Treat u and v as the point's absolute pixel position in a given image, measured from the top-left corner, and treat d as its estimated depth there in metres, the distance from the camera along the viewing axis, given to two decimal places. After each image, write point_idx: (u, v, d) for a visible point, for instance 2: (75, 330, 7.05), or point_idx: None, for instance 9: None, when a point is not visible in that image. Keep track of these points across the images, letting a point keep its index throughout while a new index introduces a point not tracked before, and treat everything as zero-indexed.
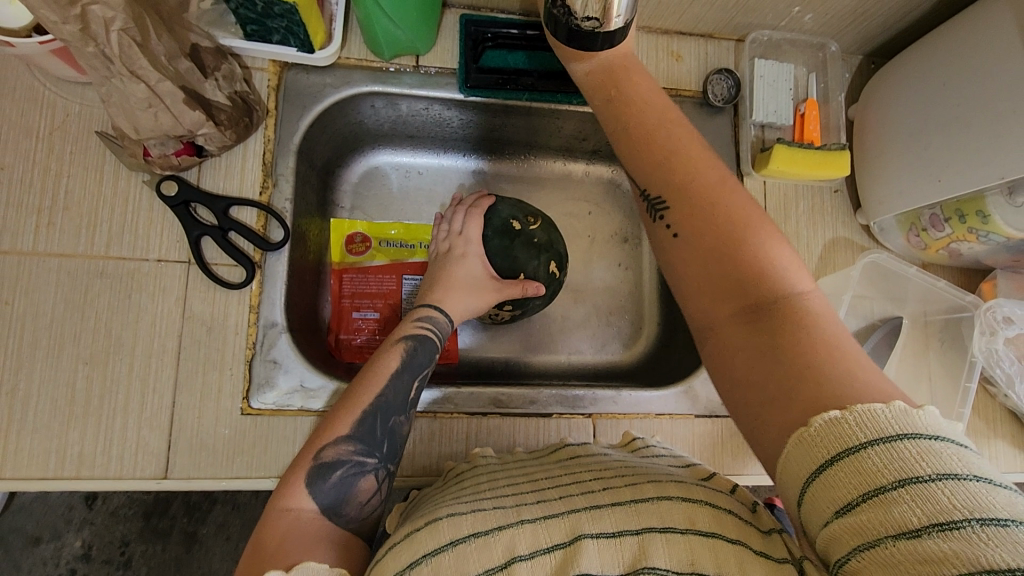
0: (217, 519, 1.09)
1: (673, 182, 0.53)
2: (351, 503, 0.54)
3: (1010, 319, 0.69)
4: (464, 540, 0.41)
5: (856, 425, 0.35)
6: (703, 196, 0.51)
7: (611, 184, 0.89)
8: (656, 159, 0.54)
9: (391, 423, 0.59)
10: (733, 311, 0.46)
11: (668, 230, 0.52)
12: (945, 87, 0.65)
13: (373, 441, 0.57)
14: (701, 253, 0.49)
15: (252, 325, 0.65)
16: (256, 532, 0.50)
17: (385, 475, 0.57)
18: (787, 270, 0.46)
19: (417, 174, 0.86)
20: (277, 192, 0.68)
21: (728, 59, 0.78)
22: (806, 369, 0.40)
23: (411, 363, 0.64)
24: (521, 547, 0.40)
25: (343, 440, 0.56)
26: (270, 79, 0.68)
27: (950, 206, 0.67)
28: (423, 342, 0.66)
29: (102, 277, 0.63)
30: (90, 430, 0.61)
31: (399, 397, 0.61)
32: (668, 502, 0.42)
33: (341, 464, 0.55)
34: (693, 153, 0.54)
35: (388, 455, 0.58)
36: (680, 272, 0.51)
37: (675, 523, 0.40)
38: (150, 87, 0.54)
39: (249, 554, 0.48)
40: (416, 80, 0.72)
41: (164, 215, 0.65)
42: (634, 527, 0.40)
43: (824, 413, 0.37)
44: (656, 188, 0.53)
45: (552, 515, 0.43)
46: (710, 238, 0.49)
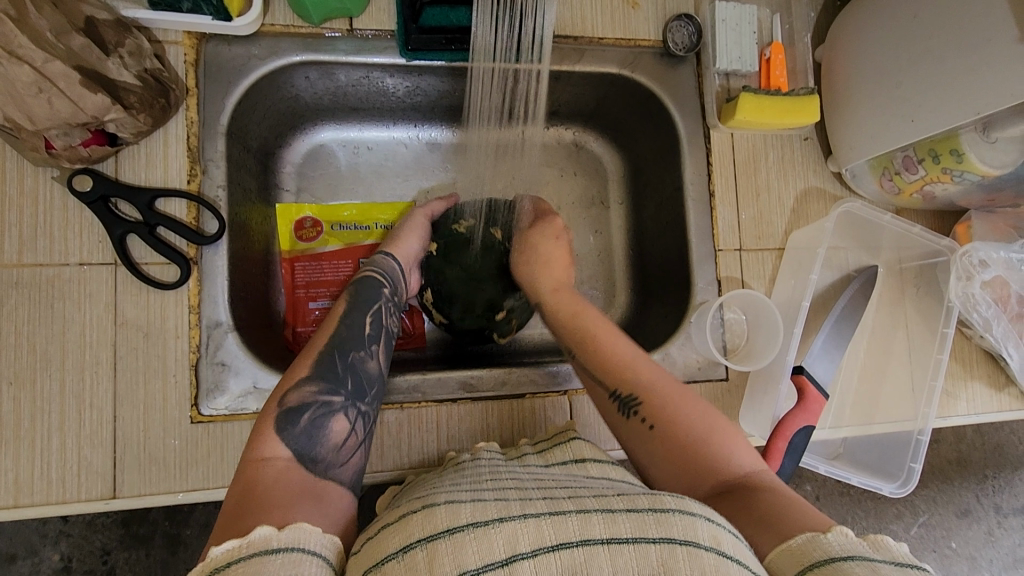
0: (200, 518, 0.96)
1: (641, 385, 0.58)
2: (325, 445, 0.52)
3: (985, 263, 0.69)
4: (462, 529, 0.37)
5: (829, 545, 0.39)
6: (669, 405, 0.56)
7: (575, 145, 0.84)
8: (618, 364, 0.59)
9: (350, 359, 0.58)
10: (708, 477, 0.51)
11: (641, 422, 0.56)
12: (915, 19, 0.61)
13: (334, 376, 0.56)
14: (672, 459, 0.53)
15: (193, 326, 0.60)
16: (228, 499, 0.45)
17: (357, 414, 0.55)
18: (740, 460, 0.52)
19: (367, 150, 0.80)
20: (208, 179, 0.62)
21: (688, 4, 0.73)
22: (776, 516, 0.45)
23: (358, 300, 0.63)
24: (523, 543, 0.36)
25: (306, 383, 0.54)
26: (186, 54, 0.62)
27: (924, 146, 0.64)
28: (366, 278, 0.65)
29: (19, 287, 0.57)
30: (24, 453, 0.56)
31: (354, 332, 0.60)
32: (692, 518, 0.38)
33: (307, 407, 0.53)
34: (658, 378, 0.58)
35: (355, 393, 0.56)
36: (656, 472, 0.54)
37: (699, 538, 0.37)
38: (36, 69, 0.49)
39: (231, 504, 0.44)
40: (351, 45, 0.66)
41: (81, 214, 0.59)
42: (653, 534, 0.37)
43: (797, 534, 0.42)
44: (627, 388, 0.58)
45: (560, 511, 0.38)
46: (682, 441, 0.54)
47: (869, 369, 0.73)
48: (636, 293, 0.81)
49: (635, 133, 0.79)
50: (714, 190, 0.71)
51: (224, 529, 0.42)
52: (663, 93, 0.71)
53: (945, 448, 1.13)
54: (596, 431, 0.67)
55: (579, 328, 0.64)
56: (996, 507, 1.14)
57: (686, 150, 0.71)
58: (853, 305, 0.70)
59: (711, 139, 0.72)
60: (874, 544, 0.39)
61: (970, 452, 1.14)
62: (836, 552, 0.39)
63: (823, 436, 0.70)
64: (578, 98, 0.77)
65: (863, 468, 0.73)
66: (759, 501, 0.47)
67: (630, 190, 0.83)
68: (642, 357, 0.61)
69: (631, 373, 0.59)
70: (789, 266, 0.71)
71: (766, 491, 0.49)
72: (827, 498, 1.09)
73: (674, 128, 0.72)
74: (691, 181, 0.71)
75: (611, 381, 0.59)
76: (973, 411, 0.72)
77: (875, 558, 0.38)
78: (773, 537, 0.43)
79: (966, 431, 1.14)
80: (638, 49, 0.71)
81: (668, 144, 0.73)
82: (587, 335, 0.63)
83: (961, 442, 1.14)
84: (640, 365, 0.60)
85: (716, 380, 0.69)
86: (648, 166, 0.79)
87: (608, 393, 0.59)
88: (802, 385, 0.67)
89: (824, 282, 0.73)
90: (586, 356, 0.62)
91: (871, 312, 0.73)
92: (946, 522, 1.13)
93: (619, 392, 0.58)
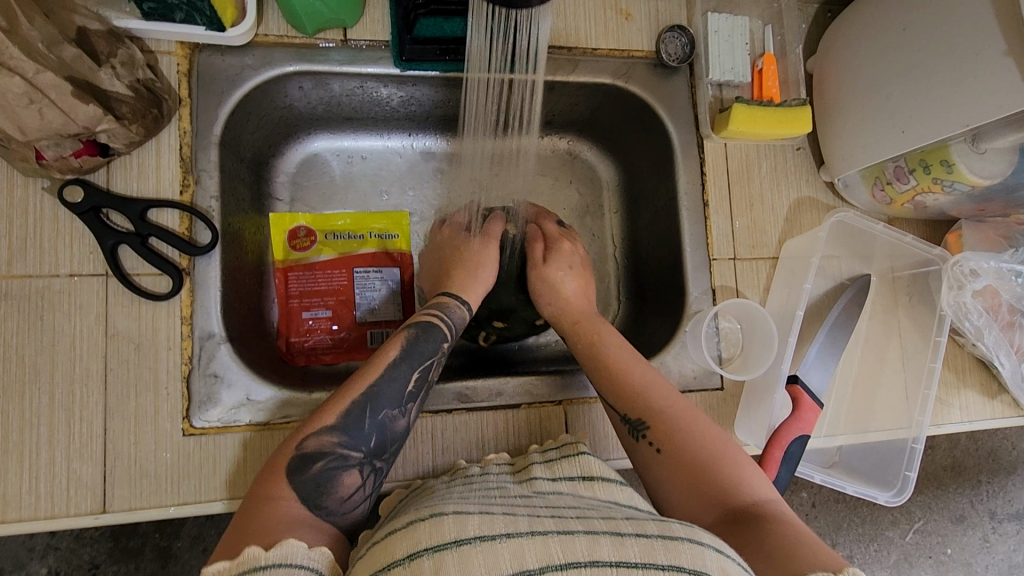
0: (192, 531, 0.95)
1: (652, 408, 0.58)
2: (330, 495, 0.51)
3: (976, 272, 0.70)
4: (469, 541, 0.37)
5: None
6: (680, 430, 0.57)
7: (570, 154, 0.84)
8: (629, 389, 0.60)
9: (381, 416, 0.55)
10: (715, 501, 0.52)
11: (650, 445, 0.57)
12: (904, 32, 0.62)
13: (360, 433, 0.54)
14: (682, 480, 0.54)
15: (186, 338, 0.60)
16: (233, 524, 0.47)
17: (370, 472, 0.54)
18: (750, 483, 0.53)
19: (360, 159, 0.80)
20: (202, 189, 0.62)
21: (681, 15, 0.73)
22: (781, 548, 0.45)
23: (413, 351, 0.59)
24: (529, 559, 0.36)
25: (327, 431, 0.53)
26: (179, 64, 0.62)
27: (915, 157, 0.65)
28: (428, 330, 0.61)
29: (8, 299, 0.57)
30: (13, 467, 0.55)
31: (394, 388, 0.56)
32: (700, 547, 0.38)
33: (321, 455, 0.51)
34: (669, 400, 0.59)
35: (374, 451, 0.54)
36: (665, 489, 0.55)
37: (706, 568, 0.36)
38: (28, 80, 0.48)
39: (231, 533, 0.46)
40: (345, 56, 0.66)
41: (73, 225, 0.59)
42: (662, 560, 0.36)
43: (807, 571, 0.42)
44: (637, 412, 0.58)
45: (567, 531, 0.39)
46: (690, 465, 0.54)
47: (863, 377, 0.74)
48: (630, 302, 0.81)
49: (629, 143, 0.79)
50: (708, 199, 0.72)
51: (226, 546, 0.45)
52: (657, 103, 0.72)
53: (939, 454, 1.14)
54: (592, 442, 0.67)
55: (595, 348, 0.64)
56: (990, 514, 1.14)
57: (679, 160, 0.72)
58: (847, 314, 0.70)
59: (704, 149, 0.72)
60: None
61: (964, 459, 1.15)
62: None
63: (818, 445, 0.71)
64: (572, 108, 0.78)
65: (857, 476, 0.73)
66: (766, 530, 0.47)
67: (624, 199, 0.83)
68: (652, 378, 0.61)
69: (639, 395, 0.59)
70: (783, 276, 0.72)
71: (770, 520, 0.49)
72: (823, 506, 1.09)
73: (669, 138, 0.72)
74: (685, 190, 0.71)
75: (623, 404, 0.59)
76: (966, 420, 0.72)
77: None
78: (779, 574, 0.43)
79: (959, 438, 1.15)
80: (632, 59, 0.72)
81: (663, 154, 0.74)
82: (596, 357, 0.64)
83: (955, 449, 1.14)
84: (651, 387, 0.60)
85: (711, 390, 0.69)
86: (642, 176, 0.79)
87: (618, 415, 0.60)
88: (797, 395, 0.67)
89: (818, 292, 0.73)
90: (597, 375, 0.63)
91: (864, 321, 0.74)
92: (941, 529, 1.13)
93: (629, 416, 0.59)
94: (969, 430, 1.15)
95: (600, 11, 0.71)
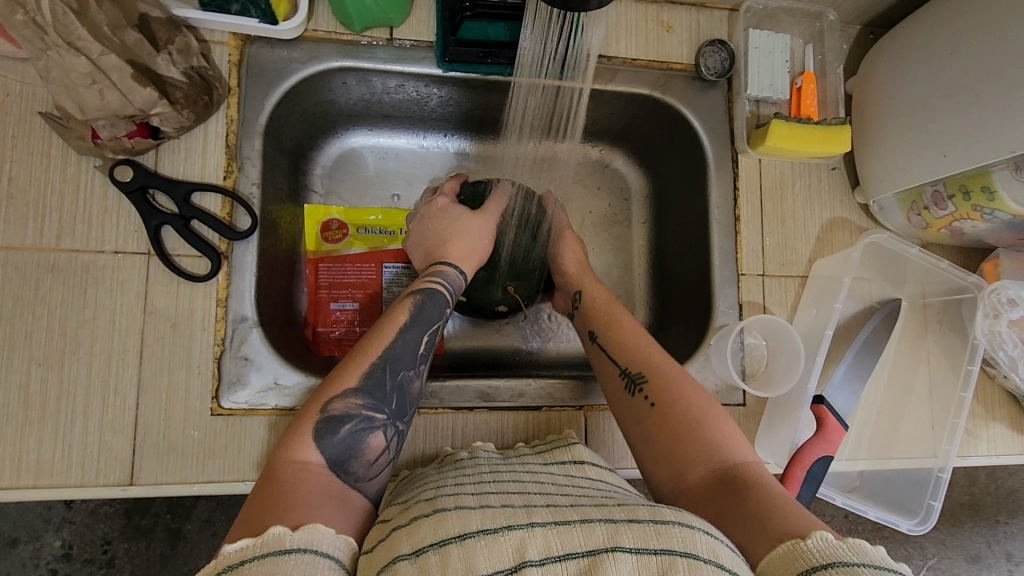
0: (203, 514, 0.97)
1: (648, 364, 0.59)
2: (359, 460, 0.50)
3: (1015, 301, 0.68)
4: (474, 535, 0.37)
5: (810, 554, 0.38)
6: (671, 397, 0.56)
7: (601, 163, 0.85)
8: (625, 346, 0.62)
9: (401, 377, 0.55)
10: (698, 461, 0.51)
11: (645, 399, 0.57)
12: (951, 56, 0.61)
13: (382, 394, 0.53)
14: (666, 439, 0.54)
15: (219, 320, 0.61)
16: (255, 492, 0.45)
17: (394, 433, 0.53)
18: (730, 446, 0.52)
19: (395, 156, 0.81)
20: (244, 176, 0.63)
21: (721, 30, 0.73)
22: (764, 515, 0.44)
23: (420, 316, 0.59)
24: (532, 551, 0.36)
25: (351, 393, 0.52)
26: (231, 54, 0.64)
27: (955, 182, 0.64)
28: (433, 296, 0.61)
29: (54, 271, 0.59)
30: (47, 435, 0.57)
31: (409, 350, 0.57)
32: (691, 530, 0.38)
33: (349, 419, 0.51)
34: (672, 365, 0.59)
35: (397, 413, 0.54)
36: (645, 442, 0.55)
37: (698, 549, 0.36)
38: (92, 60, 0.50)
39: (248, 509, 0.43)
40: (390, 54, 0.67)
41: (120, 204, 0.60)
42: (654, 545, 0.36)
43: (781, 542, 0.41)
44: (636, 367, 0.59)
45: (563, 521, 0.38)
46: (681, 428, 0.54)
47: (890, 402, 0.73)
48: (654, 312, 0.81)
49: (661, 154, 0.79)
50: (739, 214, 0.72)
51: (244, 522, 0.41)
52: (693, 116, 0.72)
53: (957, 491, 1.11)
54: (611, 450, 0.67)
55: (604, 323, 0.65)
56: (1008, 556, 1.11)
57: (713, 174, 0.72)
58: (876, 338, 0.70)
59: (737, 164, 0.72)
60: (851, 547, 0.38)
61: (983, 497, 1.12)
62: (816, 561, 0.38)
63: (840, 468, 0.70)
64: (608, 117, 0.78)
65: (878, 501, 0.72)
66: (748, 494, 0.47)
67: (653, 210, 0.83)
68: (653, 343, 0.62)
69: (643, 354, 0.60)
70: (812, 295, 0.71)
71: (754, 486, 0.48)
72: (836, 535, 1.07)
73: (703, 151, 0.72)
74: (716, 203, 0.72)
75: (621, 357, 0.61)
76: (993, 453, 0.71)
77: (853, 560, 0.37)
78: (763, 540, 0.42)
79: (978, 474, 1.12)
80: (670, 72, 0.72)
81: (696, 165, 0.74)
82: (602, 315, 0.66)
83: (975, 486, 1.12)
84: (649, 349, 0.61)
85: (732, 405, 0.69)
86: (673, 187, 0.79)
87: (618, 371, 0.60)
88: (822, 415, 0.66)
89: (847, 312, 0.72)
90: (608, 339, 0.63)
91: (894, 345, 0.73)
92: (956, 568, 1.10)
93: (629, 369, 0.60)
94: (990, 468, 1.12)
95: (641, 21, 0.72)
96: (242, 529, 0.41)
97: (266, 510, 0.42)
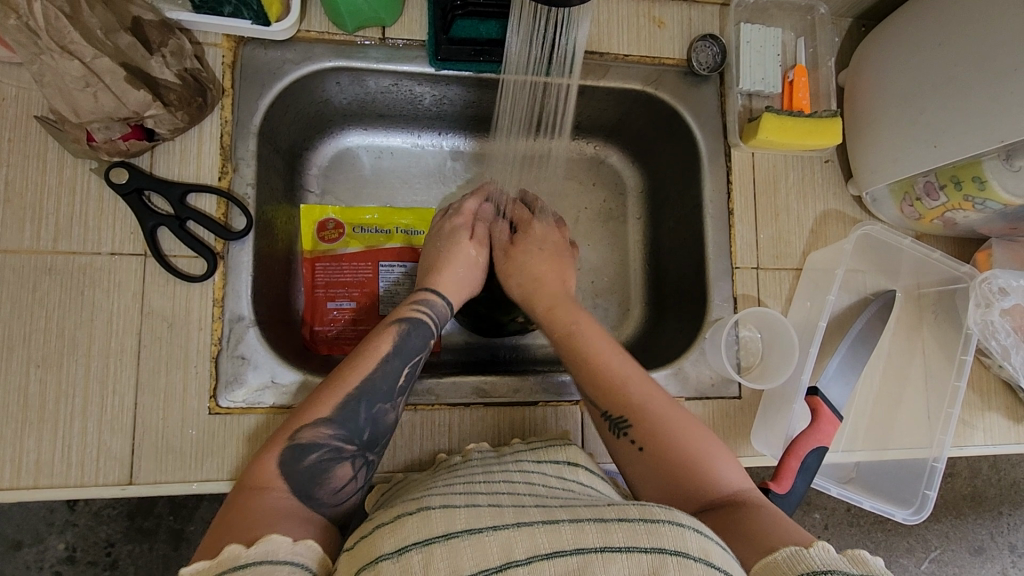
0: (206, 515, 0.97)
1: (628, 402, 0.57)
2: (324, 486, 0.51)
3: (1005, 290, 0.68)
4: (458, 535, 0.37)
5: (810, 560, 0.40)
6: (657, 433, 0.55)
7: (595, 159, 0.85)
8: (599, 383, 0.59)
9: (375, 411, 0.55)
10: (696, 496, 0.52)
11: (632, 443, 0.56)
12: (940, 47, 0.62)
13: (355, 427, 0.54)
14: (661, 478, 0.53)
15: (216, 319, 0.61)
16: (222, 513, 0.47)
17: (362, 465, 0.54)
18: (723, 475, 0.53)
19: (390, 155, 0.82)
20: (238, 177, 0.64)
21: (713, 24, 0.74)
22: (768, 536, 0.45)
23: (403, 346, 0.59)
24: (518, 551, 0.37)
25: (322, 423, 0.53)
26: (224, 56, 0.64)
27: (946, 173, 0.65)
28: (417, 325, 0.61)
29: (51, 274, 0.59)
30: (46, 436, 0.58)
31: (386, 381, 0.57)
32: (682, 528, 0.38)
33: (316, 447, 0.52)
34: (653, 398, 0.57)
35: (367, 444, 0.54)
36: (641, 485, 0.55)
37: (689, 548, 0.37)
38: (85, 64, 0.51)
39: (214, 526, 0.45)
40: (382, 54, 0.68)
41: (116, 206, 0.61)
42: (645, 544, 0.36)
43: (783, 548, 0.42)
44: (615, 408, 0.57)
45: (554, 520, 0.39)
46: (673, 465, 0.53)
47: (886, 393, 0.73)
48: (650, 306, 0.82)
49: (655, 149, 0.80)
50: (733, 207, 0.72)
51: (210, 542, 0.43)
52: (686, 111, 0.72)
53: (959, 482, 1.11)
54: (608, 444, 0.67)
55: (575, 351, 0.62)
56: (1011, 547, 1.11)
57: (706, 169, 0.72)
58: (871, 328, 0.70)
59: (729, 159, 0.72)
60: (852, 560, 0.39)
61: (985, 489, 1.12)
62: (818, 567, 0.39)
63: (835, 459, 0.70)
64: (602, 113, 0.79)
65: (878, 494, 0.71)
66: (748, 518, 0.48)
67: (647, 206, 0.83)
68: (630, 372, 0.60)
69: (619, 391, 0.58)
70: (806, 287, 0.71)
71: (755, 510, 0.49)
72: (837, 527, 1.08)
73: (696, 146, 0.73)
74: (710, 198, 0.72)
75: (599, 398, 0.58)
76: (989, 442, 0.71)
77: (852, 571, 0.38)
78: (757, 550, 0.43)
79: (981, 466, 1.12)
80: (662, 67, 0.72)
81: (689, 160, 0.74)
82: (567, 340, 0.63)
83: (977, 478, 1.12)
84: (626, 381, 0.59)
85: (728, 398, 0.69)
86: (666, 182, 0.80)
87: (598, 412, 0.58)
88: (816, 406, 0.66)
89: (841, 304, 0.73)
90: (581, 373, 0.61)
91: (888, 336, 0.73)
92: (958, 559, 1.10)
93: (610, 413, 0.58)
94: (991, 460, 1.12)
95: (633, 17, 0.72)
96: (207, 549, 0.43)
97: (227, 531, 0.44)
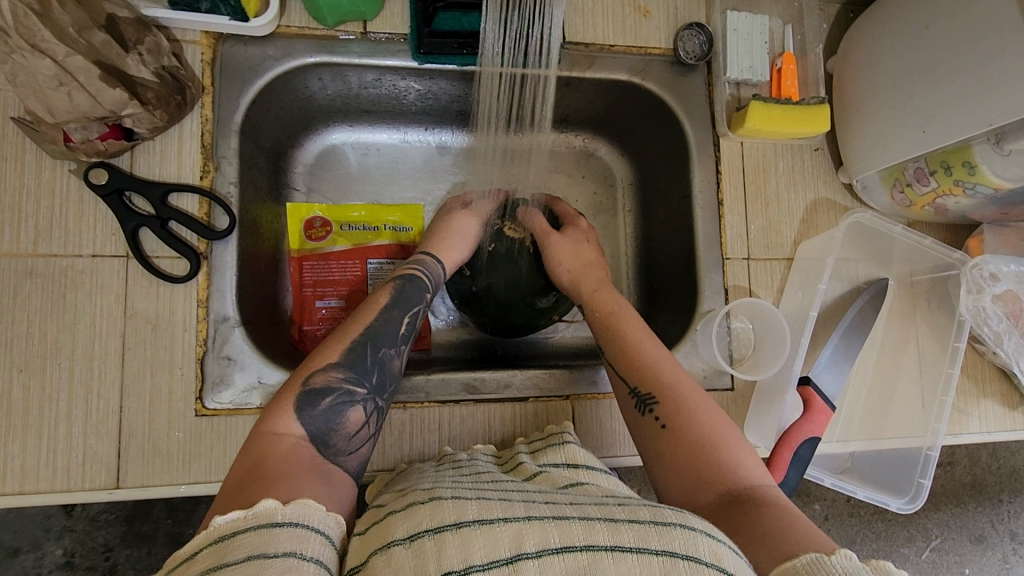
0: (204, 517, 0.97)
1: (660, 383, 0.57)
2: (339, 434, 0.50)
3: (996, 276, 0.68)
4: (469, 524, 0.36)
5: (832, 567, 0.37)
6: (683, 416, 0.55)
7: (585, 152, 0.84)
8: (631, 362, 0.60)
9: (380, 354, 0.56)
10: (710, 480, 0.50)
11: (656, 421, 0.55)
12: (929, 30, 0.61)
13: (364, 369, 0.54)
14: (679, 459, 0.52)
15: (201, 320, 0.61)
16: (239, 463, 0.45)
17: (374, 409, 0.54)
18: (744, 465, 0.51)
19: (377, 151, 0.81)
20: (220, 175, 0.63)
21: (699, 13, 0.73)
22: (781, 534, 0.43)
23: (402, 298, 0.61)
24: (528, 543, 0.35)
25: (332, 367, 0.53)
26: (203, 53, 0.63)
27: (936, 158, 0.64)
28: (412, 280, 0.63)
29: (32, 277, 0.58)
30: (31, 441, 0.57)
31: (390, 329, 0.58)
32: (694, 532, 0.37)
33: (329, 391, 0.51)
34: (681, 381, 0.57)
35: (377, 388, 0.55)
36: (658, 464, 0.54)
37: (700, 553, 0.36)
38: (57, 62, 0.50)
39: (234, 484, 0.43)
40: (364, 48, 0.67)
41: (96, 207, 0.60)
42: (655, 545, 0.36)
43: (803, 553, 0.40)
44: (645, 385, 0.57)
45: (562, 516, 0.38)
46: (693, 447, 0.52)
47: (879, 381, 0.72)
48: (642, 300, 0.81)
49: (644, 141, 0.79)
50: (722, 198, 0.71)
51: (231, 497, 0.41)
52: (673, 101, 0.72)
53: (958, 471, 1.11)
54: (600, 439, 0.67)
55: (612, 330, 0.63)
56: (1012, 534, 1.11)
57: (694, 159, 0.71)
58: (863, 317, 0.69)
59: (718, 149, 0.72)
60: (877, 570, 0.37)
61: (984, 477, 1.11)
62: None
63: (830, 450, 0.69)
64: (589, 105, 0.78)
65: (870, 482, 0.71)
66: (763, 512, 0.46)
67: (638, 198, 0.83)
68: (665, 356, 0.60)
69: (653, 371, 0.58)
70: (798, 277, 0.71)
71: (770, 505, 0.47)
72: (836, 518, 1.07)
73: (685, 136, 0.72)
74: (699, 188, 0.71)
75: (630, 375, 0.59)
76: (986, 430, 0.70)
77: None
78: (776, 553, 0.41)
79: (980, 454, 1.12)
80: (648, 57, 0.71)
81: (678, 151, 0.73)
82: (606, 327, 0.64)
83: (976, 466, 1.11)
84: (660, 363, 0.59)
85: (721, 390, 0.68)
86: (656, 174, 0.79)
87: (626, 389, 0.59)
88: (808, 397, 0.66)
89: (834, 294, 0.72)
90: (615, 355, 0.61)
91: (881, 324, 0.73)
92: (959, 548, 1.10)
93: (638, 389, 0.58)
94: (990, 447, 1.12)
95: (618, 7, 0.71)
96: (230, 504, 0.40)
97: (251, 484, 0.41)
